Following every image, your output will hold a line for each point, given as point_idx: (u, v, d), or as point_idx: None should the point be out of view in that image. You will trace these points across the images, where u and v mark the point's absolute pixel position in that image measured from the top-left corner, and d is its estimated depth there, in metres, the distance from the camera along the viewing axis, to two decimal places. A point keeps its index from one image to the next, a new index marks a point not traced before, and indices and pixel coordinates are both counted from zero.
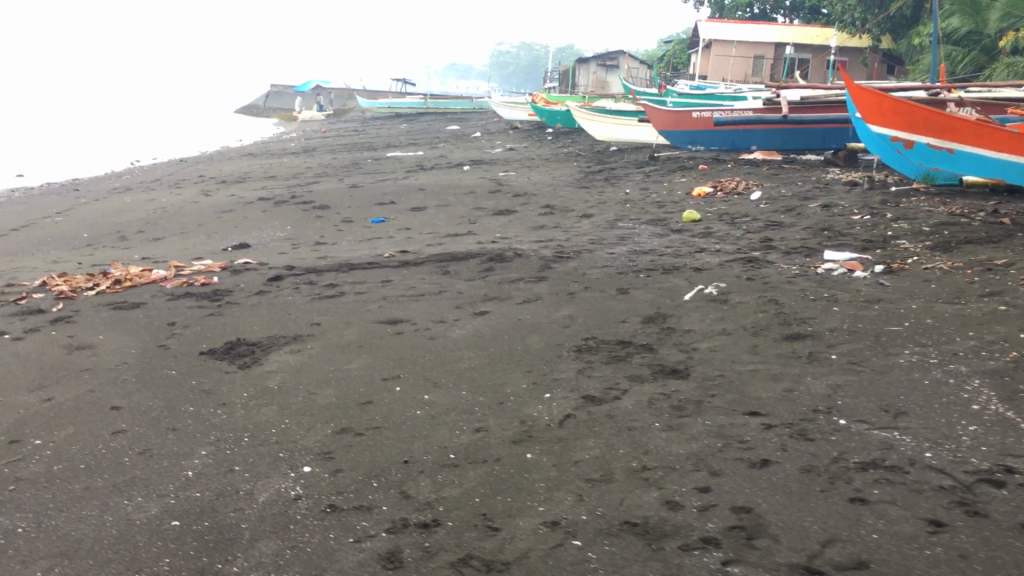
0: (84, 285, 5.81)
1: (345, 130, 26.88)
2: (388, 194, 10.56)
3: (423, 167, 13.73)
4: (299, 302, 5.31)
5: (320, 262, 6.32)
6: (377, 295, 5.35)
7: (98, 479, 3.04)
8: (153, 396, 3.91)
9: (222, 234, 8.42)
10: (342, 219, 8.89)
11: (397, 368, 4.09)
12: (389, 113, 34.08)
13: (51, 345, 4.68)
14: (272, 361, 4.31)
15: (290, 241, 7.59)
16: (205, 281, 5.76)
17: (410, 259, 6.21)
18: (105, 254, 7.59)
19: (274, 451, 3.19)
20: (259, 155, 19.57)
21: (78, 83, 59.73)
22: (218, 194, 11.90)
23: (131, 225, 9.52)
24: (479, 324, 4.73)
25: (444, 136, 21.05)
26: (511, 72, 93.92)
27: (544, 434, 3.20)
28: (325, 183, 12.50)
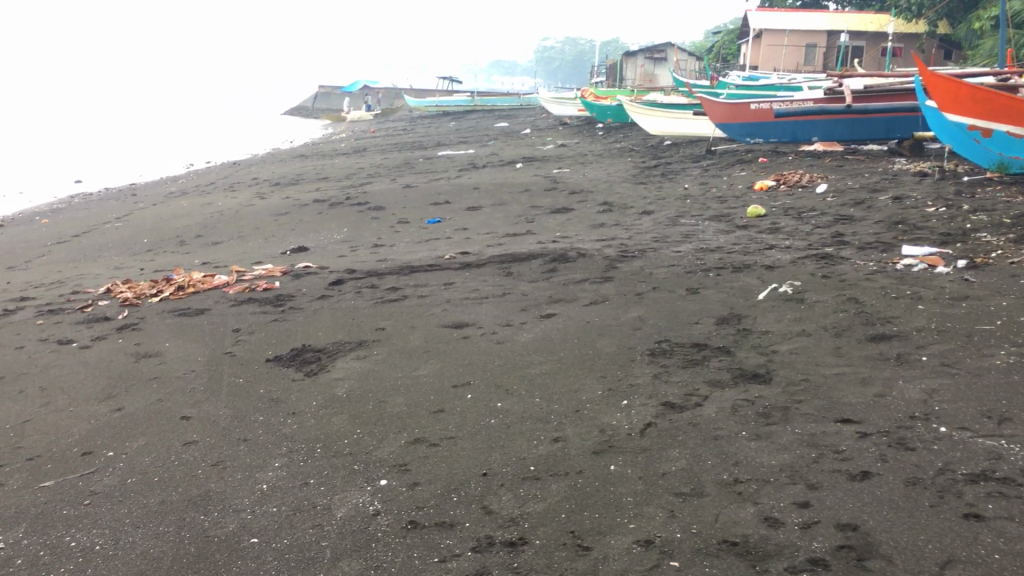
0: (148, 291, 5.82)
1: (394, 130, 26.99)
2: (443, 194, 10.50)
3: (476, 165, 13.66)
4: (362, 306, 5.24)
5: (380, 265, 6.26)
6: (441, 298, 5.27)
7: (173, 493, 2.98)
8: (222, 406, 3.86)
9: (280, 237, 8.43)
10: (398, 220, 8.84)
11: (467, 375, 3.99)
12: (437, 111, 34.11)
13: (119, 353, 4.67)
14: (339, 368, 4.24)
15: (349, 244, 7.56)
16: (267, 287, 5.73)
17: (471, 260, 6.13)
18: (166, 259, 7.62)
19: (348, 463, 3.11)
20: (310, 156, 19.68)
21: (133, 89, 60.87)
22: (273, 197, 11.94)
23: (189, 229, 9.57)
24: (547, 327, 4.61)
25: (494, 134, 20.97)
26: (557, 68, 93.64)
27: (626, 443, 3.08)
28: (379, 183, 12.49)
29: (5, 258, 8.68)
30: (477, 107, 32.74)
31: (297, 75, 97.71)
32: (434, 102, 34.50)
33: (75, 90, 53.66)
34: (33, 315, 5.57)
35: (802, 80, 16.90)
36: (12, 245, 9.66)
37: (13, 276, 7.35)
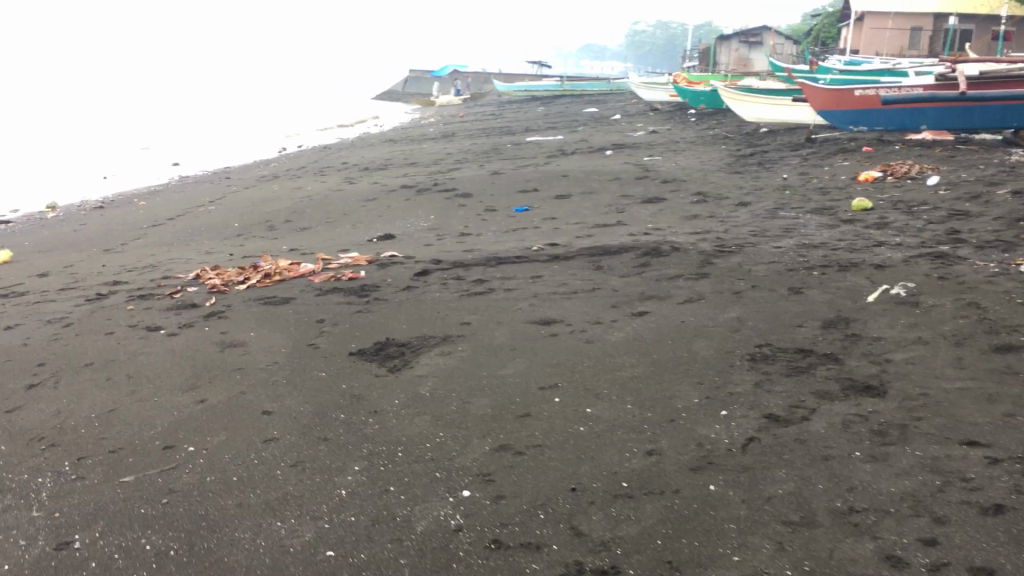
0: (235, 278, 5.80)
1: (484, 114, 26.93)
2: (531, 181, 10.32)
3: (565, 151, 13.44)
4: (448, 299, 5.10)
5: (467, 255, 6.12)
6: (529, 291, 5.10)
7: (251, 495, 2.88)
8: (303, 401, 3.77)
9: (366, 223, 8.38)
10: (485, 208, 8.70)
11: (555, 376, 3.81)
12: (527, 95, 33.93)
13: (204, 342, 4.63)
14: (422, 364, 4.10)
15: (435, 232, 7.45)
16: (353, 276, 5.65)
17: (560, 252, 5.93)
18: (254, 244, 7.64)
19: (430, 470, 2.97)
20: (399, 141, 19.72)
21: (230, 73, 62.44)
22: (362, 182, 11.96)
23: (279, 214, 9.63)
24: (640, 326, 4.39)
25: (583, 119, 20.69)
26: (648, 52, 92.42)
27: (726, 460, 2.85)
28: (467, 169, 12.38)
29: (103, 241, 8.87)
30: (567, 92, 32.44)
31: (387, 60, 98.65)
32: (524, 87, 34.31)
33: (175, 74, 55.21)
34: (124, 299, 5.61)
35: (908, 65, 16.12)
36: (109, 227, 9.87)
37: (108, 259, 7.47)
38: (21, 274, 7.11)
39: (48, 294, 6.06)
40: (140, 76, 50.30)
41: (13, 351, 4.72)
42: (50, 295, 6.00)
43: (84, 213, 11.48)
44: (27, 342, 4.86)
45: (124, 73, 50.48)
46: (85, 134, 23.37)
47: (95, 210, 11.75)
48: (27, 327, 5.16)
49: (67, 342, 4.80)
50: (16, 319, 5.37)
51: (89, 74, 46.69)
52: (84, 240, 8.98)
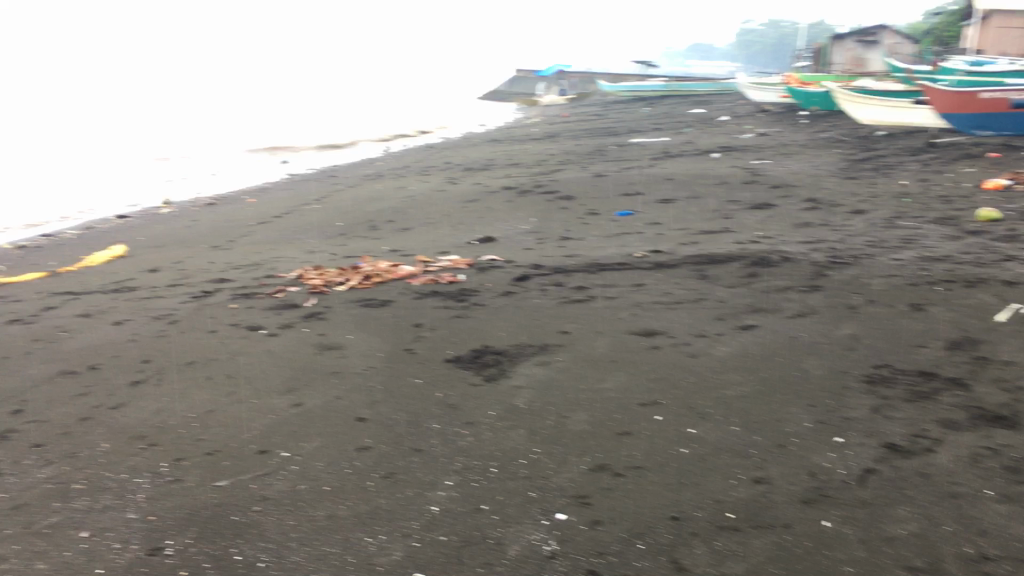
0: (336, 279, 5.83)
1: (588, 115, 26.77)
2: (635, 184, 10.13)
3: (670, 153, 13.18)
4: (546, 306, 4.99)
5: (568, 260, 6.00)
6: (630, 301, 4.94)
7: (342, 507, 2.83)
8: (398, 409, 3.71)
9: (467, 225, 8.35)
10: (588, 212, 8.57)
11: (657, 392, 3.65)
12: (632, 95, 33.58)
13: (303, 344, 4.64)
14: (520, 374, 4.00)
15: (536, 235, 7.36)
16: (452, 280, 5.60)
17: (663, 260, 5.75)
18: (357, 244, 7.70)
19: (525, 489, 2.86)
20: (503, 141, 19.72)
21: (340, 73, 63.88)
22: (464, 182, 11.98)
23: (382, 214, 9.71)
24: (747, 341, 4.19)
25: (690, 120, 20.31)
26: (757, 52, 90.47)
27: (841, 493, 2.65)
28: (569, 171, 12.26)
29: (213, 237, 9.10)
30: (672, 93, 31.96)
31: (493, 60, 99.43)
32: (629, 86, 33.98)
33: (288, 72, 56.82)
34: (228, 297, 5.70)
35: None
36: (219, 224, 10.14)
37: (216, 256, 7.64)
38: (134, 269, 7.34)
39: (157, 290, 6.22)
40: (255, 74, 51.95)
41: (121, 346, 4.83)
42: (160, 291, 6.16)
43: (196, 209, 11.85)
44: (135, 338, 4.97)
45: (240, 71, 52.22)
46: (200, 131, 24.24)
47: (208, 206, 12.12)
48: (136, 323, 5.28)
49: (172, 339, 4.88)
50: (127, 315, 5.52)
51: (207, 71, 48.47)
52: (195, 237, 9.24)
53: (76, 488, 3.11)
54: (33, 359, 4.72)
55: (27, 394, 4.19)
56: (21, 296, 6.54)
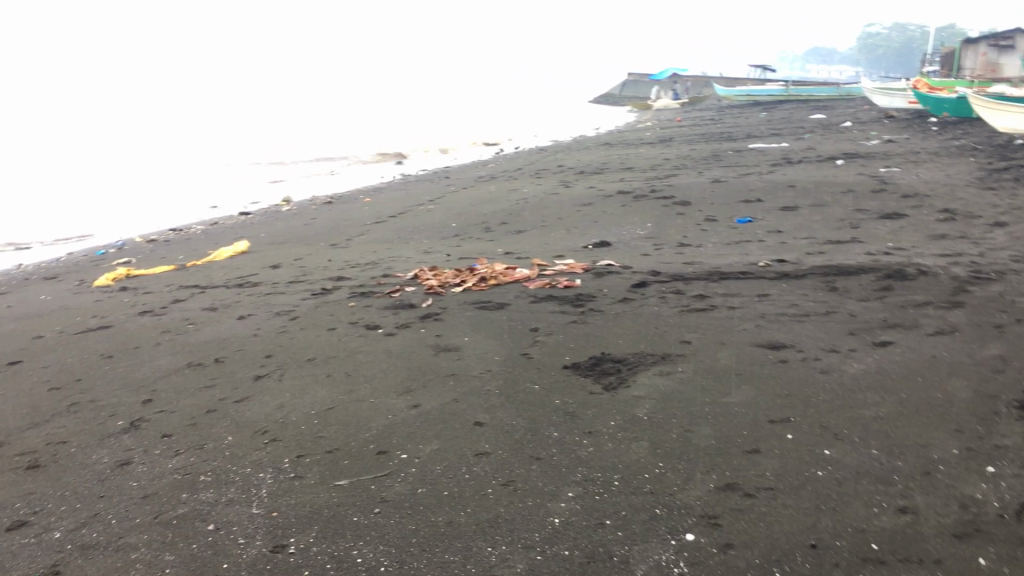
0: (452, 279, 5.82)
1: (703, 119, 26.27)
2: (754, 190, 9.84)
3: (791, 160, 12.77)
4: (666, 314, 4.85)
5: (688, 268, 5.84)
6: (755, 311, 4.76)
7: (461, 514, 2.78)
8: (516, 415, 3.65)
9: (581, 229, 8.25)
10: (706, 218, 8.35)
11: (786, 408, 3.48)
12: (749, 100, 32.82)
13: (420, 344, 4.64)
14: (640, 384, 3.89)
15: (654, 241, 7.20)
16: (568, 284, 5.51)
17: (788, 270, 5.53)
18: (472, 245, 7.69)
19: (650, 504, 2.75)
20: (616, 145, 19.53)
21: (454, 76, 64.65)
22: (578, 186, 11.88)
23: (495, 215, 9.69)
24: (882, 358, 3.96)
25: (810, 126, 19.69)
26: (880, 56, 87.29)
27: (997, 529, 2.45)
28: (685, 176, 12.00)
29: (330, 235, 9.26)
30: (791, 98, 31.09)
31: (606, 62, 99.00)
32: (745, 90, 33.23)
33: (403, 74, 57.84)
34: (347, 295, 5.76)
35: None
36: (337, 222, 10.32)
37: (334, 254, 7.76)
38: (257, 265, 7.53)
39: (279, 286, 6.34)
40: (371, 75, 53.05)
41: (245, 341, 4.93)
42: (281, 287, 6.28)
43: (315, 208, 12.11)
44: (258, 333, 5.07)
45: (358, 71, 53.42)
46: (319, 132, 24.86)
47: (325, 205, 12.36)
48: (259, 318, 5.40)
49: (293, 335, 4.96)
50: (250, 310, 5.64)
51: (327, 71, 49.76)
52: (314, 234, 9.43)
53: (203, 480, 3.16)
54: (162, 350, 4.86)
55: (156, 384, 4.31)
56: (151, 288, 6.78)
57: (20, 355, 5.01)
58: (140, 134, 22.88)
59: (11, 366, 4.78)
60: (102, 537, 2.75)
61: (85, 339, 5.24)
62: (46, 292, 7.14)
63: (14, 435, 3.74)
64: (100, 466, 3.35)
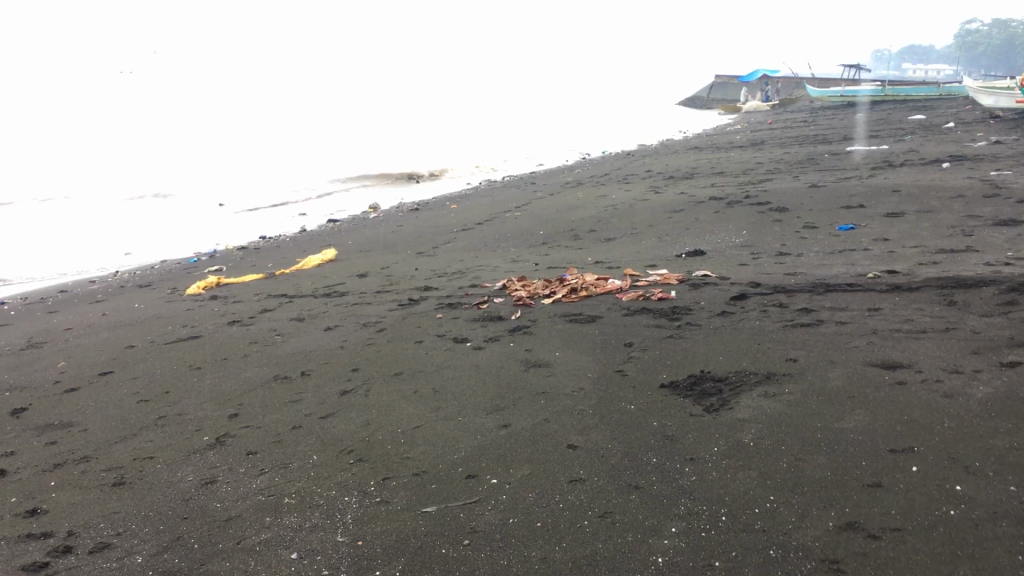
0: (541, 290, 5.65)
1: (796, 121, 25.55)
2: (856, 196, 9.40)
3: (893, 163, 12.23)
4: (769, 329, 4.58)
5: (790, 278, 5.54)
6: (867, 327, 4.45)
7: (556, 549, 2.59)
8: (611, 438, 3.45)
9: (674, 236, 7.99)
10: (805, 225, 7.99)
11: (908, 436, 3.19)
12: (843, 101, 31.88)
13: (509, 360, 4.47)
14: (745, 406, 3.64)
15: (752, 250, 6.90)
16: (663, 296, 5.28)
17: (900, 282, 5.18)
18: (561, 254, 7.50)
19: (764, 545, 2.51)
20: (706, 148, 19.12)
21: (541, 80, 64.71)
22: (668, 191, 11.60)
23: (584, 223, 9.49)
24: (1012, 380, 3.62)
25: (911, 127, 18.93)
26: (983, 53, 83.95)
27: None
28: (780, 180, 11.60)
29: (417, 243, 9.19)
30: (888, 98, 30.02)
31: None
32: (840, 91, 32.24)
33: (489, 79, 58.08)
34: (433, 307, 5.64)
35: None
36: (424, 230, 10.27)
37: (421, 263, 7.68)
38: (344, 273, 7.49)
39: (366, 296, 6.27)
40: (458, 81, 53.43)
41: (331, 353, 4.85)
42: (368, 297, 6.20)
43: (402, 214, 12.11)
44: (344, 346, 4.98)
45: (444, 77, 53.86)
46: (405, 139, 25.01)
47: (412, 212, 12.34)
48: (345, 330, 5.31)
49: (380, 349, 4.85)
50: (337, 321, 5.57)
51: (414, 76, 50.30)
52: (401, 242, 9.38)
53: (286, 503, 3.05)
54: (249, 363, 4.81)
55: (244, 398, 4.24)
56: (241, 297, 6.80)
57: (112, 364, 5.03)
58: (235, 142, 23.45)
59: (103, 376, 4.80)
60: (184, 563, 2.66)
61: (175, 350, 5.24)
62: (140, 300, 7.24)
63: (102, 450, 3.71)
64: (184, 484, 3.28)
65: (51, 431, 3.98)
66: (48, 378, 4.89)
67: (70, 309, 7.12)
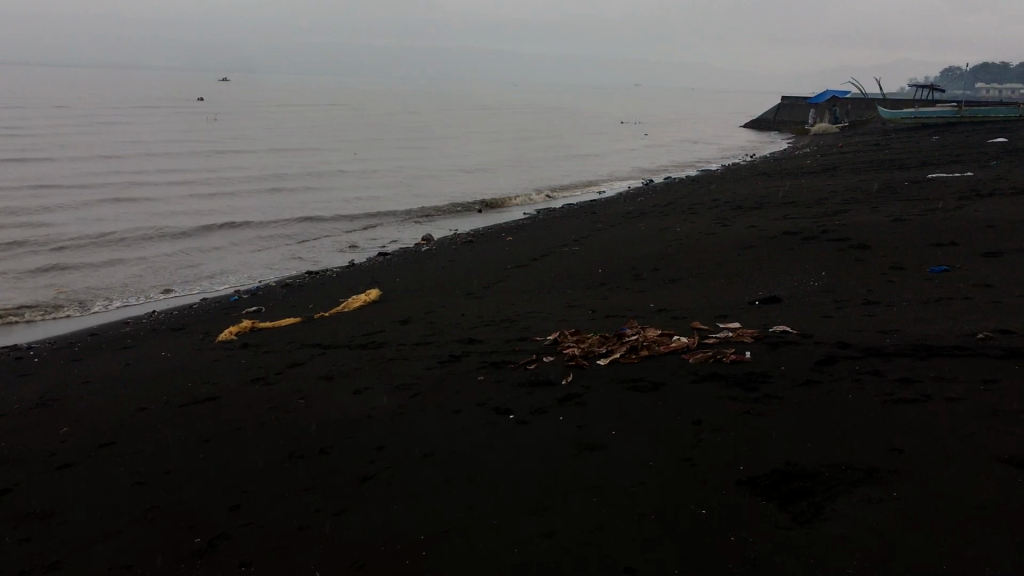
0: (597, 347, 5.02)
1: (868, 144, 24.48)
2: (946, 231, 8.56)
3: (984, 192, 11.31)
4: (864, 404, 3.86)
5: (885, 337, 4.80)
6: (985, 403, 3.70)
7: None
8: (678, 560, 2.81)
9: (745, 278, 7.29)
10: (892, 266, 7.23)
11: None
12: (917, 121, 30.59)
13: (558, 439, 3.84)
14: (844, 517, 2.94)
15: (833, 296, 6.18)
16: (736, 357, 4.60)
17: (1019, 345, 4.40)
18: (620, 298, 6.88)
19: None
20: (773, 174, 18.30)
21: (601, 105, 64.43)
22: (735, 223, 10.92)
23: (644, 259, 8.86)
24: None
25: (996, 150, 17.79)
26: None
27: None
28: (857, 211, 10.83)
29: (468, 282, 8.66)
30: (962, 119, 28.59)
31: None
32: (912, 112, 30.90)
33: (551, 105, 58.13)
34: (476, 366, 5.03)
35: None
36: (475, 266, 9.74)
37: (468, 306, 7.12)
38: (385, 319, 6.96)
39: (404, 349, 5.70)
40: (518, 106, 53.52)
41: (355, 425, 4.27)
42: (405, 351, 5.63)
43: (455, 246, 11.64)
44: (371, 415, 4.40)
45: None
46: (459, 163, 24.68)
47: (466, 243, 11.89)
48: (376, 393, 4.74)
49: (412, 420, 4.26)
50: (367, 381, 5.00)
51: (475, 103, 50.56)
52: (450, 280, 8.87)
53: None
54: (265, 435, 4.28)
55: (252, 484, 3.70)
56: (271, 346, 6.31)
57: (117, 432, 4.57)
58: (288, 161, 23.48)
59: (101, 450, 4.32)
60: None
61: (187, 415, 4.74)
62: (168, 346, 6.82)
63: (78, 554, 3.22)
64: None
65: (27, 524, 3.52)
66: (46, 448, 4.44)
67: (96, 357, 6.73)
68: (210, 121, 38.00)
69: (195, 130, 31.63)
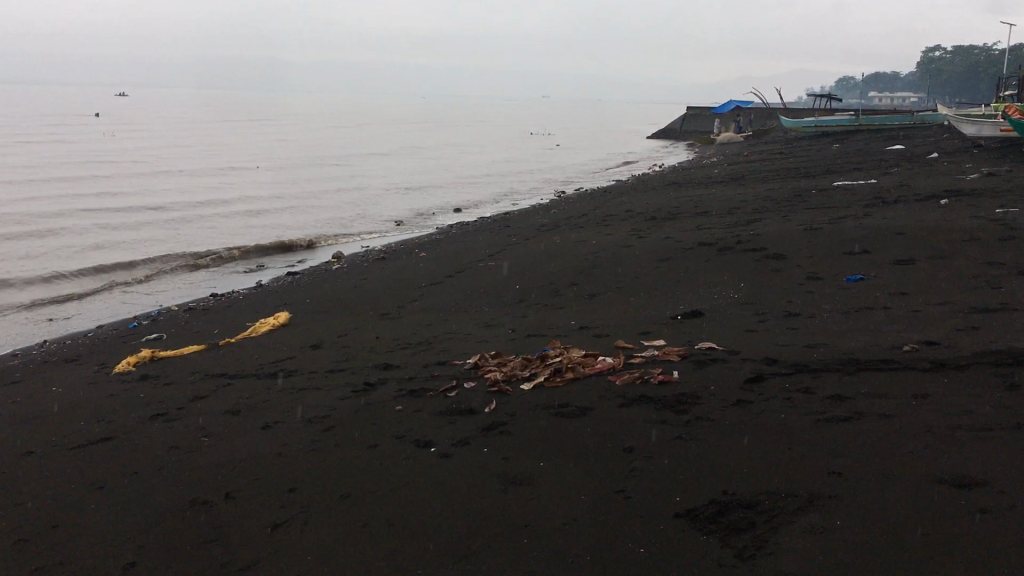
0: (520, 371, 4.81)
1: (774, 152, 24.99)
2: (858, 238, 8.64)
3: (890, 199, 11.54)
4: (798, 425, 3.74)
5: (812, 351, 4.72)
6: (920, 421, 3.62)
7: None
8: None
9: (665, 292, 7.20)
10: (809, 276, 7.24)
11: None
12: (819, 130, 31.39)
13: (484, 474, 3.61)
14: (786, 548, 2.79)
15: (755, 309, 6.12)
16: (664, 378, 4.45)
17: (945, 357, 4.35)
18: (541, 316, 6.70)
19: None
20: (685, 184, 18.48)
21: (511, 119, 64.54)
22: (650, 234, 10.90)
23: (562, 273, 8.73)
24: None
25: (896, 157, 18.28)
26: (946, 84, 85.30)
27: None
28: (769, 220, 10.92)
29: (381, 301, 8.37)
30: (861, 126, 29.45)
31: None
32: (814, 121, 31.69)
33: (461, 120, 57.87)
34: (393, 395, 4.76)
35: None
36: (389, 284, 9.46)
37: (383, 328, 6.86)
38: (296, 344, 6.62)
39: (316, 378, 5.39)
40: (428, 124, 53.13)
41: (264, 465, 3.97)
42: (318, 380, 5.32)
43: (367, 264, 11.33)
44: (282, 453, 4.10)
45: None
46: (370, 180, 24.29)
47: (379, 260, 11.60)
48: (287, 428, 4.43)
49: (326, 457, 3.98)
50: (278, 415, 4.68)
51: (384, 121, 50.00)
52: (363, 299, 8.58)
53: None
54: (164, 479, 3.94)
55: (148, 538, 3.38)
56: (173, 377, 5.93)
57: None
58: (191, 182, 22.74)
59: None
60: None
61: (79, 459, 4.37)
62: (61, 381, 6.36)
63: None
64: None
65: None
66: None
67: None
68: (111, 140, 36.58)
69: (92, 151, 30.41)
